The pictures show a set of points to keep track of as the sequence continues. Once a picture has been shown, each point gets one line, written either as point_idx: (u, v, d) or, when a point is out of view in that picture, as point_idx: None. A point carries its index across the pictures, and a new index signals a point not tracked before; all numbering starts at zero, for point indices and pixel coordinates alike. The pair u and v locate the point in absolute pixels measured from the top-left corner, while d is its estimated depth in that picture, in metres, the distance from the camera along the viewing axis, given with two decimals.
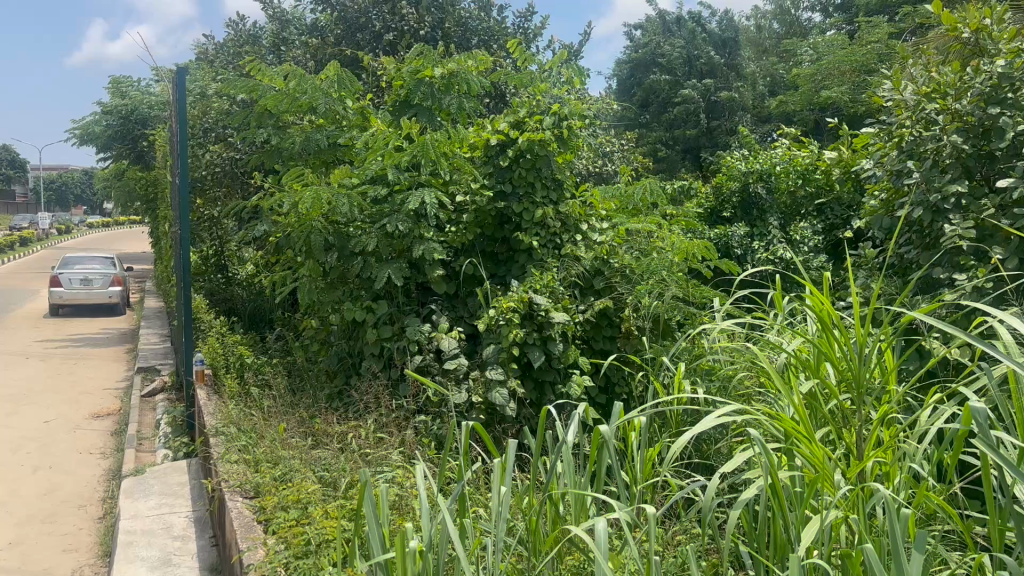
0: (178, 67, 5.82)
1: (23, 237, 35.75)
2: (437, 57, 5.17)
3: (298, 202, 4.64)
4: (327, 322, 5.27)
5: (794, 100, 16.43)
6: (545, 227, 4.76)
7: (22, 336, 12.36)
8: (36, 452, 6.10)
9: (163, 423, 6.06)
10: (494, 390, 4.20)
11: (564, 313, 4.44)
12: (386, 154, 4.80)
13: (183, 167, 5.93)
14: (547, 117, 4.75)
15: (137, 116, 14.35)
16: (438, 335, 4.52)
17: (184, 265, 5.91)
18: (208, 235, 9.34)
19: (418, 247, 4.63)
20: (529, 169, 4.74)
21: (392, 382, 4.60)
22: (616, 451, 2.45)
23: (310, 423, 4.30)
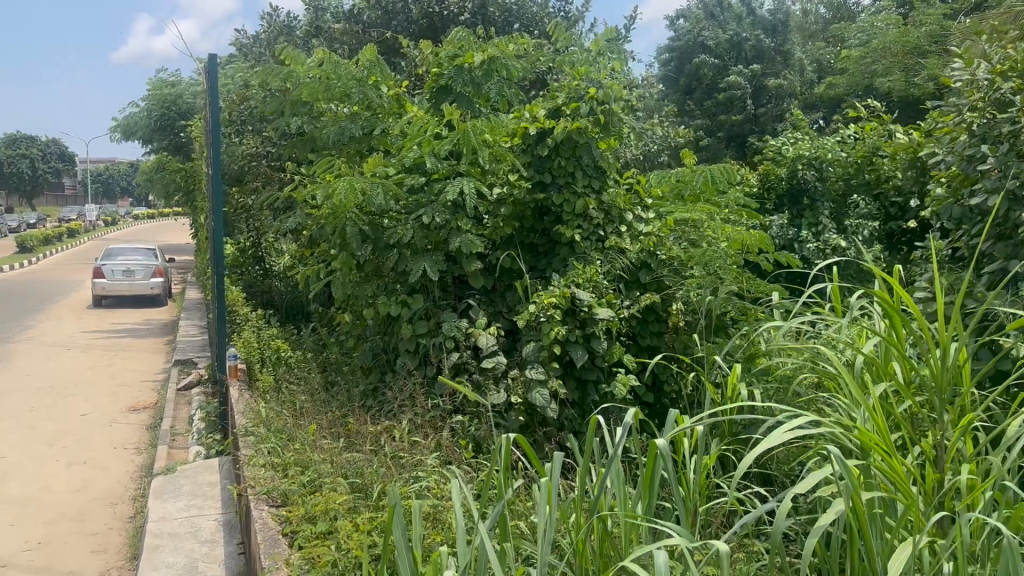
0: (209, 54, 5.66)
1: (71, 228, 36.48)
2: (476, 41, 4.94)
3: (330, 193, 4.44)
4: (361, 317, 5.10)
5: (843, 84, 15.93)
6: (587, 218, 4.51)
7: (64, 327, 12.44)
8: (70, 446, 6.04)
9: (197, 419, 5.95)
10: (535, 390, 3.97)
11: (608, 308, 4.20)
12: (422, 141, 4.58)
13: (215, 157, 5.77)
14: (588, 102, 4.50)
15: (177, 107, 14.29)
16: (476, 331, 4.32)
17: (218, 258, 5.78)
18: (246, 226, 9.26)
19: (455, 239, 4.42)
20: (570, 158, 4.51)
21: (428, 380, 4.41)
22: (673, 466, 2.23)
23: (344, 425, 4.12)
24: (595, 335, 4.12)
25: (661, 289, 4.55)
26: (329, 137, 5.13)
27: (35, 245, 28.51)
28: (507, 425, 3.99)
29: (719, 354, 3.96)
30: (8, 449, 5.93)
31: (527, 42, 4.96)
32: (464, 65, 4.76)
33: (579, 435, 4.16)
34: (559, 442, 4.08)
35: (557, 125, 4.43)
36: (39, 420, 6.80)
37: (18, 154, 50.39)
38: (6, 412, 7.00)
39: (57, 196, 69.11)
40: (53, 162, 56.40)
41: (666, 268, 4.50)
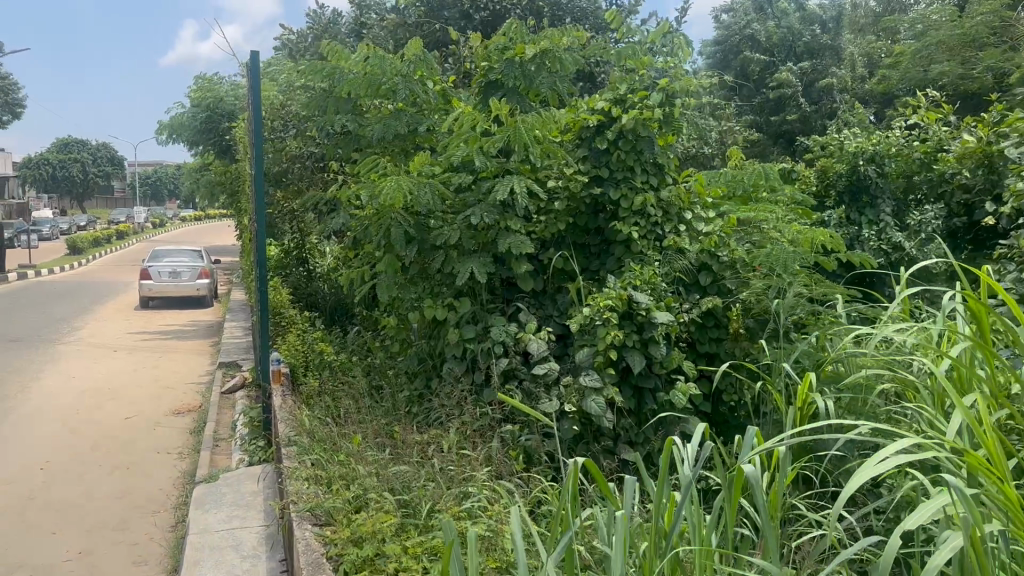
0: (252, 51, 5.53)
1: (120, 231, 37.14)
2: (527, 32, 4.73)
3: (375, 192, 4.27)
4: (406, 320, 4.95)
5: (896, 78, 15.43)
6: (645, 215, 4.30)
7: (113, 328, 12.54)
8: (114, 451, 5.98)
9: (240, 424, 5.86)
10: (590, 399, 3.75)
11: (667, 312, 3.98)
12: (471, 137, 4.39)
13: (257, 156, 5.64)
14: (653, 94, 4.32)
15: (221, 109, 14.31)
16: (526, 336, 4.12)
17: (261, 259, 5.67)
18: (289, 227, 9.19)
19: (505, 239, 4.23)
20: (629, 151, 4.31)
21: (475, 388, 4.22)
22: (764, 497, 2.03)
23: (390, 435, 3.97)
24: (654, 340, 3.90)
25: (723, 291, 4.32)
26: (375, 135, 4.98)
27: (86, 247, 29.05)
28: (560, 435, 3.79)
29: (788, 361, 3.73)
30: (52, 454, 5.90)
31: (584, 33, 4.76)
32: (516, 57, 4.57)
33: (636, 445, 3.94)
34: (615, 454, 3.87)
35: (618, 117, 4.23)
36: (84, 423, 6.78)
37: (70, 159, 51.49)
38: (52, 416, 7.00)
39: (108, 199, 70.59)
40: (105, 166, 57.52)
41: (728, 268, 4.28)
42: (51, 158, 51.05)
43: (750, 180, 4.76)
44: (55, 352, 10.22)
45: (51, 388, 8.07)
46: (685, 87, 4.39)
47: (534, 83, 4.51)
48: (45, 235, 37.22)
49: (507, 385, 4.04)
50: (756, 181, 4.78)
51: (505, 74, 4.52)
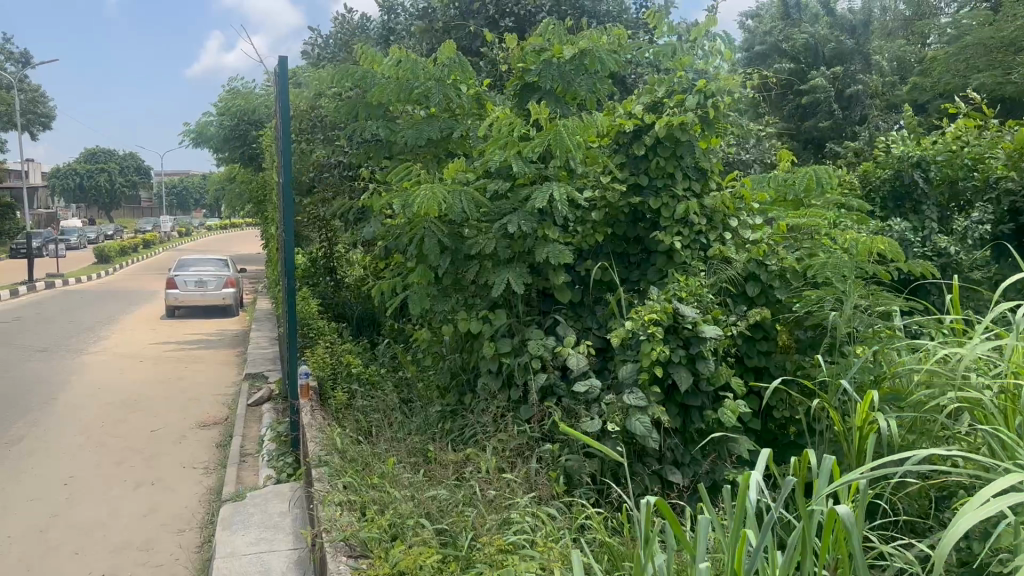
0: (279, 57, 5.39)
1: (147, 241, 37.43)
2: (565, 34, 4.56)
3: (407, 200, 4.11)
4: (439, 333, 4.78)
5: (929, 84, 15.07)
6: (688, 224, 4.10)
7: (140, 338, 12.50)
8: (140, 466, 5.87)
9: (267, 439, 5.72)
10: (634, 418, 3.54)
11: (715, 326, 3.78)
12: (506, 143, 4.21)
13: (285, 163, 5.50)
14: (692, 96, 4.11)
15: (248, 118, 14.29)
16: (565, 351, 3.92)
17: (288, 269, 5.53)
18: (316, 236, 9.08)
19: (543, 249, 4.05)
20: (670, 157, 4.12)
21: (512, 404, 4.04)
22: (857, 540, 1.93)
23: (425, 455, 3.81)
24: (701, 355, 3.69)
25: (771, 303, 4.11)
26: (407, 141, 4.83)
27: (113, 256, 29.23)
28: (603, 456, 3.60)
29: (845, 379, 3.55)
30: (78, 469, 5.80)
31: (624, 31, 4.58)
32: (553, 58, 4.39)
33: (683, 466, 3.73)
34: (661, 474, 3.67)
35: (658, 121, 4.03)
36: (110, 436, 6.68)
37: (99, 169, 52.10)
38: (78, 429, 6.90)
39: (136, 209, 71.30)
40: (133, 176, 58.05)
41: (777, 279, 4.08)
42: (80, 169, 51.66)
43: (800, 185, 4.53)
44: (83, 362, 10.17)
45: (77, 400, 7.99)
46: (726, 88, 4.19)
47: (572, 86, 4.35)
48: (73, 245, 37.56)
49: (546, 402, 3.86)
50: (808, 185, 4.52)
51: (542, 75, 4.35)
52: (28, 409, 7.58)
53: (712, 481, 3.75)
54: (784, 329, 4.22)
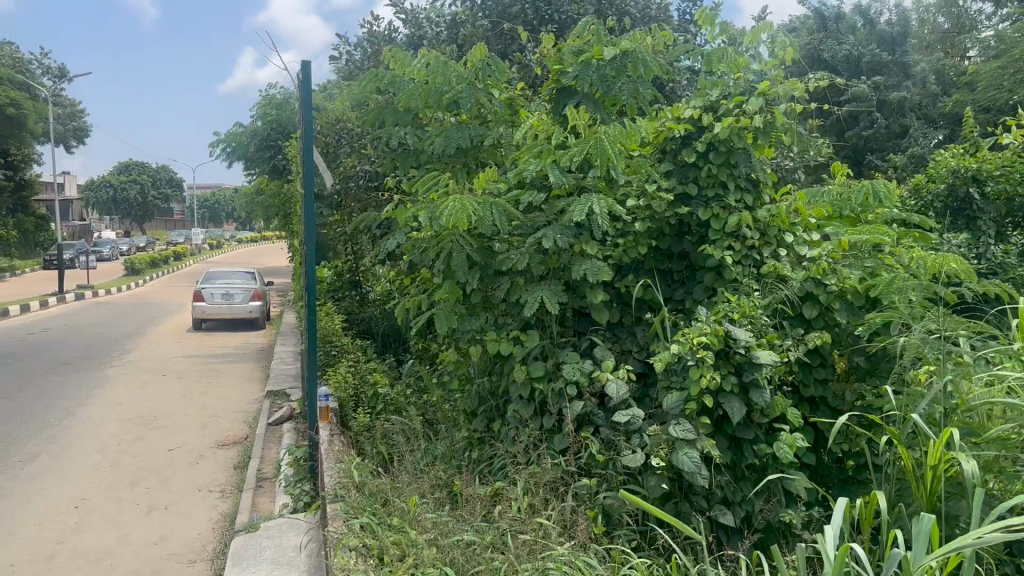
0: (303, 60, 5.12)
1: (178, 254, 37.60)
2: (608, 35, 4.25)
3: (435, 213, 3.82)
4: (465, 353, 4.48)
5: (977, 96, 14.51)
6: (739, 238, 3.79)
7: (165, 351, 12.34)
8: (154, 489, 5.63)
9: (285, 463, 5.44)
10: (681, 453, 3.20)
11: (770, 351, 3.43)
12: (543, 151, 3.91)
13: (307, 171, 5.23)
14: (747, 100, 3.79)
15: (277, 127, 14.11)
16: (602, 376, 3.59)
17: (309, 282, 5.26)
18: (344, 249, 8.86)
19: (581, 265, 3.74)
20: (721, 165, 3.81)
21: (545, 434, 3.72)
22: None
23: (451, 491, 3.51)
24: (755, 384, 3.35)
25: (830, 325, 3.79)
26: (436, 149, 4.55)
27: (143, 268, 29.32)
28: (647, 494, 3.27)
29: (918, 412, 3.20)
30: (91, 491, 5.56)
31: (670, 33, 4.28)
32: (593, 60, 4.09)
33: (733, 506, 3.39)
34: (711, 516, 3.33)
35: (711, 125, 3.71)
36: (125, 455, 6.46)
37: (131, 181, 52.54)
38: (93, 447, 6.69)
39: (168, 221, 71.94)
40: (167, 188, 58.56)
41: (837, 299, 3.75)
42: (114, 181, 52.19)
43: (856, 200, 4.22)
44: (104, 376, 9.98)
45: (97, 416, 7.80)
46: (785, 91, 3.87)
47: (614, 90, 4.05)
48: (105, 257, 37.80)
49: (583, 432, 3.54)
50: (865, 200, 4.23)
51: (580, 77, 4.05)
52: (47, 425, 7.39)
53: (764, 522, 3.42)
54: (842, 354, 3.92)
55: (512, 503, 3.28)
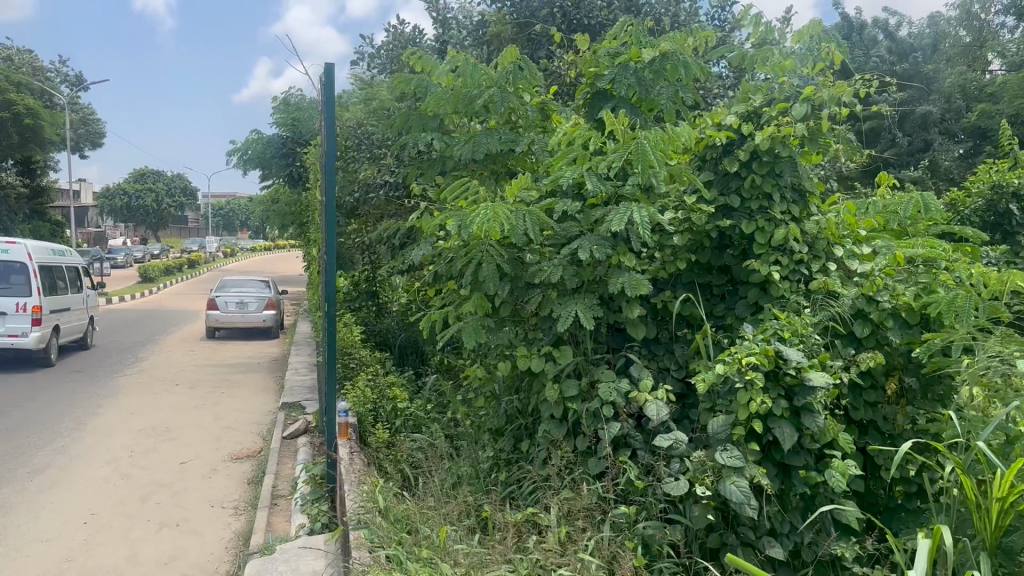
0: (325, 64, 4.94)
1: (193, 262, 37.67)
2: (646, 36, 4.06)
3: (464, 221, 3.64)
4: (492, 370, 4.28)
5: (1002, 109, 14.24)
6: (786, 252, 3.59)
7: (178, 360, 12.20)
8: (166, 504, 5.46)
9: (302, 480, 5.25)
10: (728, 481, 2.99)
11: (822, 372, 3.22)
12: (576, 158, 3.69)
13: (328, 178, 5.05)
14: (795, 105, 3.59)
15: (295, 133, 13.95)
16: (640, 396, 3.39)
17: (328, 292, 5.07)
18: (362, 258, 8.70)
19: (617, 278, 3.53)
20: (766, 174, 3.60)
21: (579, 457, 3.51)
22: None
23: (481, 518, 3.32)
24: (806, 408, 3.14)
25: (881, 344, 3.59)
26: (463, 155, 4.38)
27: (158, 277, 29.29)
28: (690, 524, 3.07)
29: (982, 440, 3.00)
30: (100, 506, 5.39)
31: (712, 34, 4.10)
32: (630, 62, 3.92)
33: (780, 537, 3.19)
34: (758, 548, 3.12)
35: (755, 132, 3.51)
36: (136, 468, 6.29)
37: (146, 190, 52.72)
38: (104, 459, 6.53)
39: (183, 230, 72.24)
40: (180, 197, 58.80)
41: (890, 317, 3.54)
42: (128, 190, 52.44)
43: (905, 212, 3.94)
44: (117, 385, 9.84)
45: (109, 426, 7.65)
46: (836, 95, 3.67)
47: (652, 95, 3.86)
48: (119, 265, 37.88)
49: (621, 455, 3.34)
50: (914, 211, 3.95)
51: (617, 79, 3.86)
52: (58, 436, 7.25)
53: (814, 555, 3.21)
54: (893, 374, 3.71)
55: (547, 532, 3.09)
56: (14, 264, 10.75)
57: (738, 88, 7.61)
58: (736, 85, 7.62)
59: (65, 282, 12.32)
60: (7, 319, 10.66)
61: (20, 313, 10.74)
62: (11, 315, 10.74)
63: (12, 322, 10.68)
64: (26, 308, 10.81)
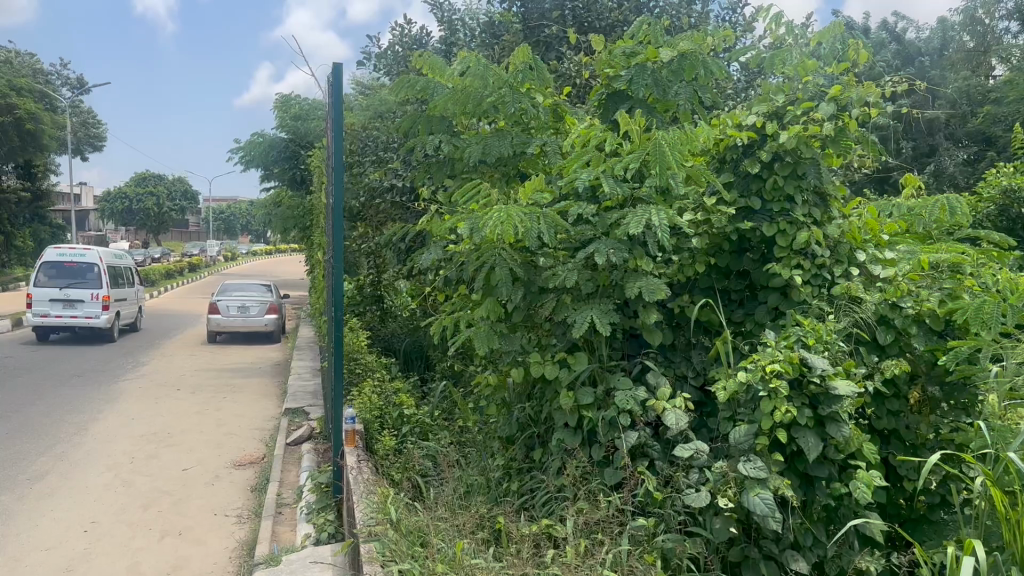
0: (332, 63, 4.84)
1: (194, 266, 37.57)
2: (664, 36, 3.98)
3: (476, 224, 3.54)
4: (503, 377, 4.19)
5: (1009, 111, 14.16)
6: (808, 256, 3.50)
7: (179, 365, 12.09)
8: (168, 512, 5.35)
9: (307, 488, 5.15)
10: (752, 493, 2.89)
11: (847, 380, 3.12)
12: (592, 159, 3.60)
13: (335, 181, 4.95)
14: (822, 105, 3.51)
15: (300, 136, 13.88)
16: (658, 404, 3.28)
17: (334, 297, 4.97)
18: (366, 262, 8.61)
19: (634, 283, 3.44)
20: (788, 176, 3.52)
21: (595, 467, 3.41)
22: None
23: (495, 530, 3.23)
24: (831, 417, 3.04)
25: (904, 351, 3.50)
26: (475, 158, 4.29)
27: (158, 281, 29.18)
28: (711, 537, 2.97)
29: (1014, 452, 2.89)
30: (100, 514, 5.29)
31: (732, 32, 4.02)
32: (647, 62, 3.80)
33: (803, 550, 3.08)
34: (782, 563, 3.01)
35: (779, 133, 3.43)
36: (138, 475, 6.18)
37: (147, 194, 52.62)
38: (105, 466, 6.42)
39: (183, 234, 72.14)
40: (181, 201, 58.72)
41: (914, 324, 3.46)
42: (129, 194, 52.40)
43: (930, 216, 3.87)
44: (116, 390, 9.74)
45: (110, 432, 7.54)
46: (864, 94, 3.58)
47: (670, 95, 3.79)
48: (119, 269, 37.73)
49: (638, 466, 3.24)
50: (940, 215, 3.87)
51: (634, 79, 3.77)
52: (58, 442, 7.14)
53: (837, 569, 3.10)
54: (916, 382, 3.60)
55: (564, 545, 2.99)
56: (88, 265, 14.19)
57: (748, 89, 7.52)
58: (747, 88, 7.50)
59: (126, 277, 15.67)
60: (82, 305, 13.82)
61: (94, 301, 13.92)
62: (87, 302, 13.93)
63: (87, 307, 13.90)
64: (98, 297, 14.01)
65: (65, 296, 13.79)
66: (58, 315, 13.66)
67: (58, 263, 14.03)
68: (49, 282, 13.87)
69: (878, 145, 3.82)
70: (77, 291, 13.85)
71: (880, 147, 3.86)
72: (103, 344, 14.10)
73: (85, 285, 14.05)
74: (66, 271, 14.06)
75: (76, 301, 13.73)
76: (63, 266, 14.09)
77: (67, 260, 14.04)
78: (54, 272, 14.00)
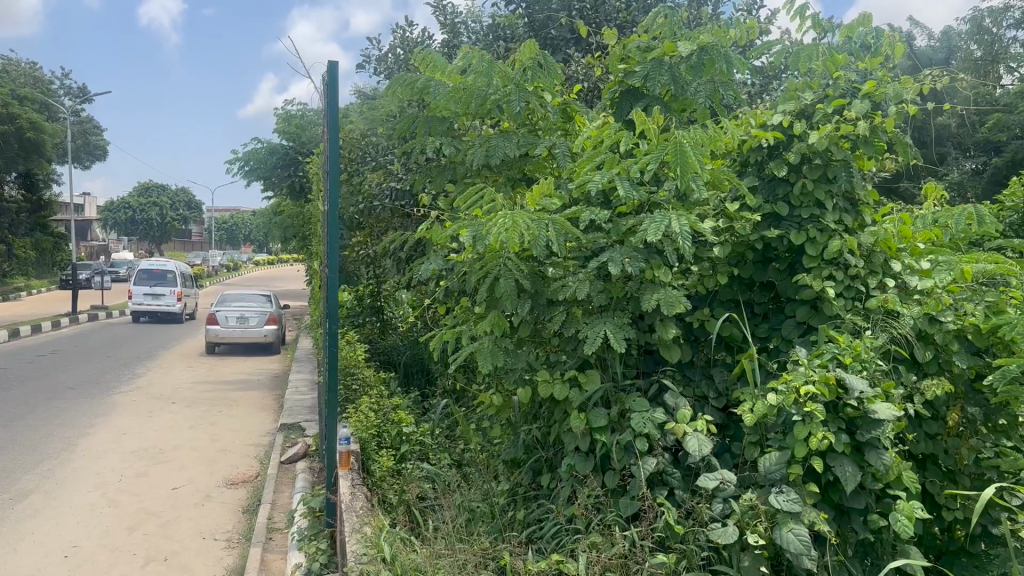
0: (330, 62, 4.57)
1: (194, 276, 37.39)
2: (682, 31, 3.74)
3: (480, 231, 3.26)
4: (508, 395, 3.90)
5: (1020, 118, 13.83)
6: (841, 266, 3.22)
7: (176, 376, 11.85)
8: (154, 535, 5.07)
9: (300, 513, 4.85)
10: (785, 528, 2.61)
11: (887, 403, 2.84)
12: (607, 161, 3.34)
13: (331, 184, 4.68)
14: (855, 102, 3.26)
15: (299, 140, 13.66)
16: (679, 428, 3.00)
17: (329, 306, 4.67)
18: (366, 271, 8.35)
19: (651, 294, 3.16)
20: (818, 179, 3.27)
21: (608, 497, 3.13)
22: None
23: (499, 567, 2.94)
24: (870, 443, 2.76)
25: (944, 369, 3.21)
26: (479, 161, 4.04)
27: None
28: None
29: None
30: (83, 538, 5.00)
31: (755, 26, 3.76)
32: (664, 57, 3.56)
33: None
34: None
35: (809, 132, 3.18)
36: (125, 494, 5.90)
37: (150, 204, 52.61)
38: (92, 484, 6.14)
39: (185, 244, 72.21)
40: (183, 211, 58.69)
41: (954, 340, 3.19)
42: (131, 203, 52.36)
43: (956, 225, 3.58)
44: (111, 402, 9.52)
45: (100, 447, 7.28)
46: (901, 90, 3.33)
47: (687, 93, 3.55)
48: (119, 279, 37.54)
49: (657, 496, 2.95)
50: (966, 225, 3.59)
51: (651, 74, 3.52)
52: (45, 458, 6.87)
53: None
54: (956, 403, 3.32)
55: None
56: (167, 270, 18.94)
57: (760, 92, 7.22)
58: (759, 92, 7.22)
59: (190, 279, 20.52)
60: (165, 298, 18.63)
61: (173, 295, 18.69)
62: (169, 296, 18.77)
63: (168, 300, 18.69)
64: (175, 293, 18.84)
65: (153, 291, 18.59)
66: (147, 304, 18.44)
67: (149, 268, 18.82)
68: (140, 280, 18.63)
69: (911, 148, 3.55)
70: (161, 288, 18.69)
71: (914, 149, 3.60)
72: (174, 325, 18.96)
73: (165, 283, 18.84)
74: (154, 273, 18.85)
75: (161, 295, 18.56)
76: (150, 270, 18.85)
77: (155, 266, 18.88)
78: (145, 274, 18.79)
